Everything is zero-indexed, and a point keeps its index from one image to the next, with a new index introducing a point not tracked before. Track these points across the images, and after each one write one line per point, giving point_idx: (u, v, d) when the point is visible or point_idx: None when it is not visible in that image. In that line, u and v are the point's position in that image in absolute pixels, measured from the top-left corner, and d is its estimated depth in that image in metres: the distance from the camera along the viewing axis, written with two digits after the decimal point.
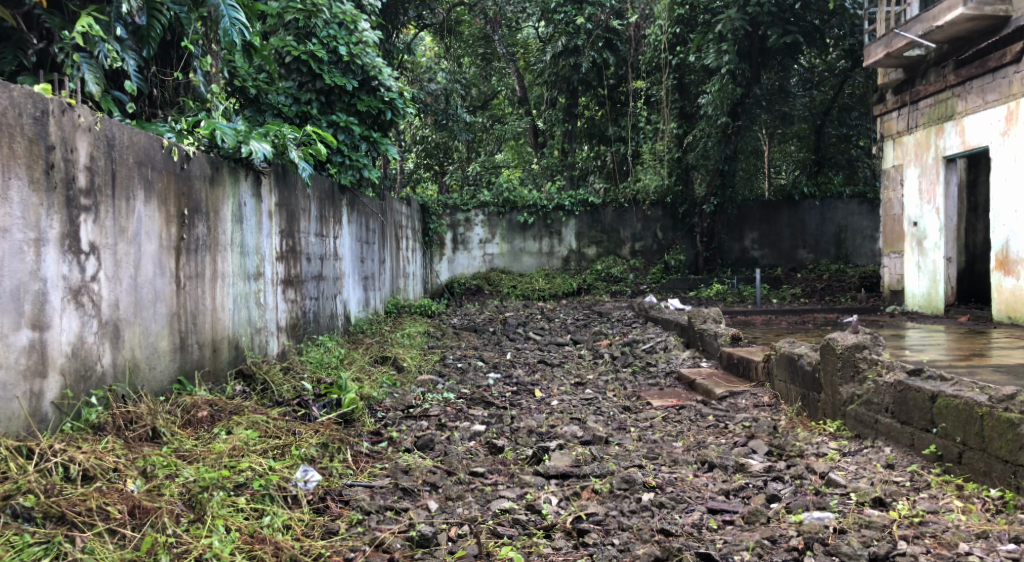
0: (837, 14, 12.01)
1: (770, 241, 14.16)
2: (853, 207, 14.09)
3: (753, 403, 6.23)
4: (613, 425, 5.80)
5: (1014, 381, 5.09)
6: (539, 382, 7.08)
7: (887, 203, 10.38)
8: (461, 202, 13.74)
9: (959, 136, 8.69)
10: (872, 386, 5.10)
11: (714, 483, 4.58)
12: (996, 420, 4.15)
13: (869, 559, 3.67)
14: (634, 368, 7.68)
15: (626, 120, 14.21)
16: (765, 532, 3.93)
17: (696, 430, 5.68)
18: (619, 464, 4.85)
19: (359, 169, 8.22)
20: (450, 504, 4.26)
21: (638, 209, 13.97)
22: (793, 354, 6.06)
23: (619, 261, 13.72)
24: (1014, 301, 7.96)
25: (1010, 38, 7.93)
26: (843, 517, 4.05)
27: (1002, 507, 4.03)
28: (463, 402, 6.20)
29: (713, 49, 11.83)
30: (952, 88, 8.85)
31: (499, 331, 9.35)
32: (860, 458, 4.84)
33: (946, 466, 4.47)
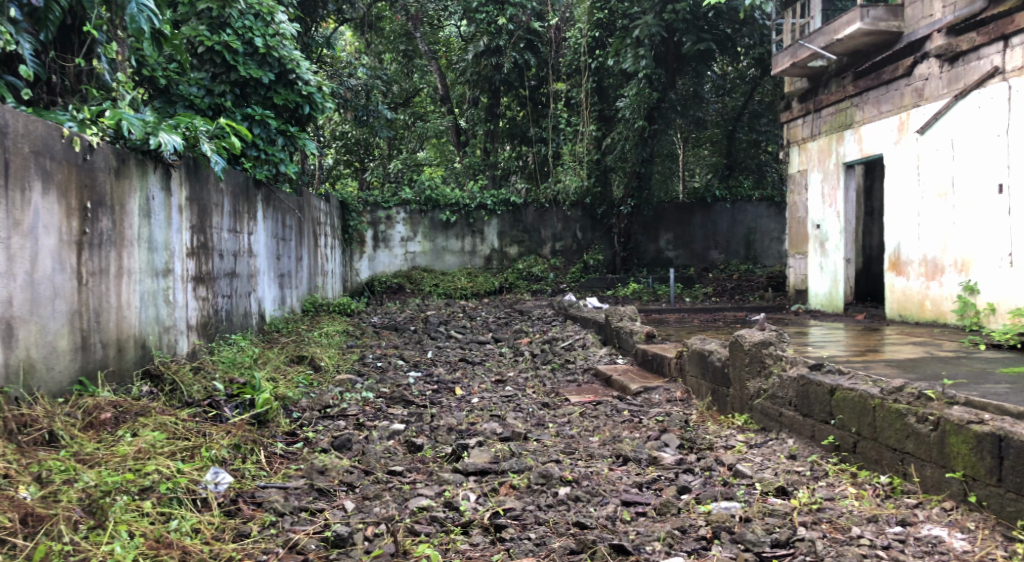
0: (747, 24, 12.44)
1: (684, 241, 14.56)
2: (761, 209, 14.61)
3: (666, 398, 6.43)
4: (533, 422, 5.89)
5: (904, 373, 5.36)
6: (460, 380, 7.13)
7: (792, 207, 10.81)
8: (382, 200, 13.59)
9: (857, 142, 9.13)
10: (777, 380, 5.34)
11: (628, 475, 4.71)
12: (886, 411, 4.38)
13: (773, 544, 3.83)
14: (553, 365, 7.81)
15: (546, 122, 14.33)
16: (675, 522, 4.07)
17: (612, 425, 5.83)
18: (537, 459, 4.94)
19: (275, 164, 8.11)
20: (367, 503, 4.27)
21: (559, 209, 14.14)
22: (704, 349, 6.28)
23: (540, 260, 13.86)
24: (904, 300, 8.41)
25: (904, 52, 8.38)
26: (748, 506, 4.21)
27: (890, 492, 4.27)
28: (382, 401, 6.19)
29: (631, 54, 12.14)
30: (851, 98, 9.28)
31: (420, 330, 9.35)
32: (765, 449, 5.06)
33: (843, 456, 4.71)
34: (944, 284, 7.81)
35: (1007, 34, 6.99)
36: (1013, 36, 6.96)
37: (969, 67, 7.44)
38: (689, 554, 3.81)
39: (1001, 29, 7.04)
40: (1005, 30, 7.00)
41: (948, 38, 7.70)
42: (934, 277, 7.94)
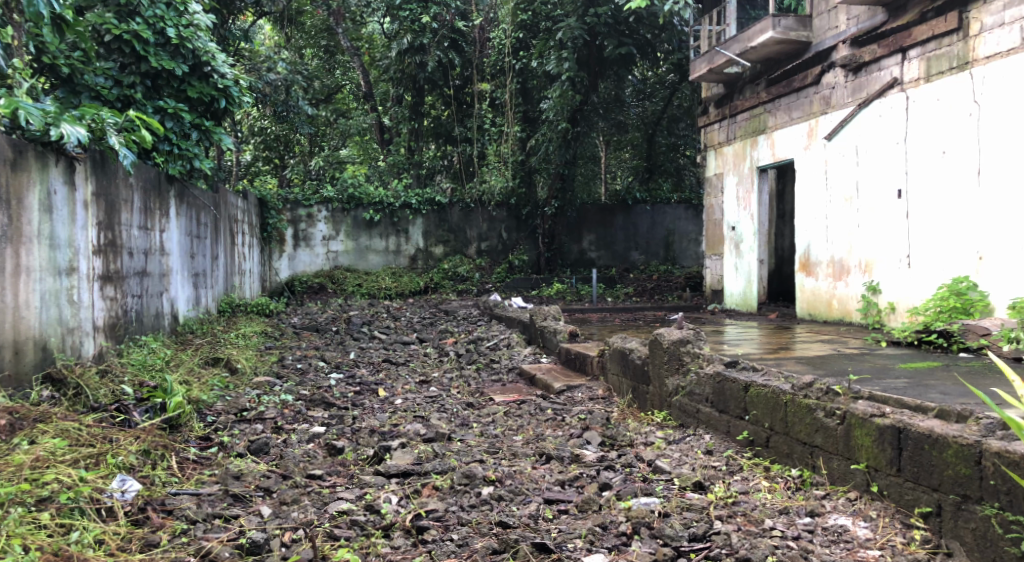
0: (667, 30, 12.60)
1: (606, 242, 14.77)
2: (679, 211, 14.99)
3: (589, 396, 6.50)
4: (457, 422, 5.87)
5: (813, 370, 5.54)
6: (383, 381, 7.05)
7: (709, 209, 11.08)
8: (303, 197, 13.30)
9: (769, 147, 9.42)
10: (694, 377, 5.46)
11: (551, 473, 4.74)
12: (797, 406, 4.52)
13: (690, 538, 3.89)
14: (478, 365, 7.81)
15: (471, 121, 14.26)
16: (596, 518, 4.11)
17: (535, 423, 5.86)
18: (461, 459, 4.92)
19: (189, 159, 7.91)
20: (285, 509, 4.17)
21: (484, 209, 14.14)
22: (624, 347, 6.38)
23: (465, 260, 13.82)
24: (814, 299, 8.72)
25: (812, 61, 8.69)
26: (667, 501, 4.28)
27: (800, 485, 4.40)
28: (302, 404, 6.06)
29: (554, 56, 12.23)
30: (764, 104, 9.57)
31: (343, 331, 9.20)
32: (683, 445, 5.16)
33: (756, 450, 4.84)
34: (850, 283, 8.11)
35: (905, 47, 7.32)
36: (911, 49, 7.28)
37: (871, 77, 7.77)
38: (609, 551, 3.84)
39: (899, 41, 7.36)
40: (903, 43, 7.32)
41: (851, 49, 8.01)
42: (841, 277, 8.25)
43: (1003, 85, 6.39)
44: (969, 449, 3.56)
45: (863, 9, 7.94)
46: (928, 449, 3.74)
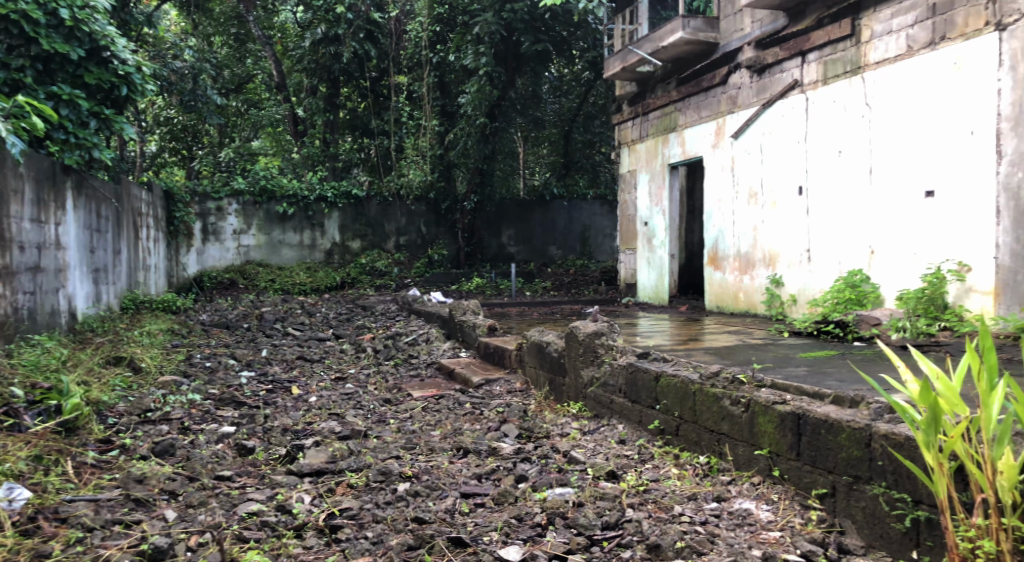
0: (582, 28, 12.92)
1: (524, 237, 14.88)
2: (595, 208, 15.27)
3: (507, 389, 6.57)
4: (373, 419, 5.83)
5: (719, 360, 5.72)
6: (297, 379, 6.93)
7: (623, 204, 11.29)
8: (212, 190, 12.73)
9: (680, 145, 9.67)
10: (608, 368, 5.57)
11: (468, 467, 4.77)
12: (705, 395, 4.67)
13: (603, 527, 3.96)
14: (396, 361, 7.76)
15: (388, 114, 14.16)
16: (512, 510, 4.15)
17: (453, 418, 5.87)
18: (377, 456, 4.90)
19: (88, 149, 7.52)
20: (191, 512, 4.07)
21: (402, 203, 13.98)
22: (541, 340, 6.46)
23: (383, 255, 13.67)
24: (721, 292, 9.01)
25: (719, 62, 8.95)
26: (582, 491, 4.34)
27: (708, 471, 4.54)
28: (211, 403, 5.91)
29: (471, 50, 12.25)
30: (675, 103, 9.81)
31: (255, 328, 8.97)
32: (597, 436, 5.27)
33: (667, 438, 4.98)
34: (755, 277, 8.42)
35: (803, 50, 7.62)
36: (809, 53, 7.58)
37: (774, 78, 8.06)
38: (525, 542, 3.88)
39: (799, 45, 7.65)
40: (802, 47, 7.61)
41: (756, 51, 8.27)
42: (746, 271, 8.55)
43: (892, 89, 6.72)
44: (859, 432, 3.73)
45: (766, 13, 8.22)
46: (824, 434, 3.91)
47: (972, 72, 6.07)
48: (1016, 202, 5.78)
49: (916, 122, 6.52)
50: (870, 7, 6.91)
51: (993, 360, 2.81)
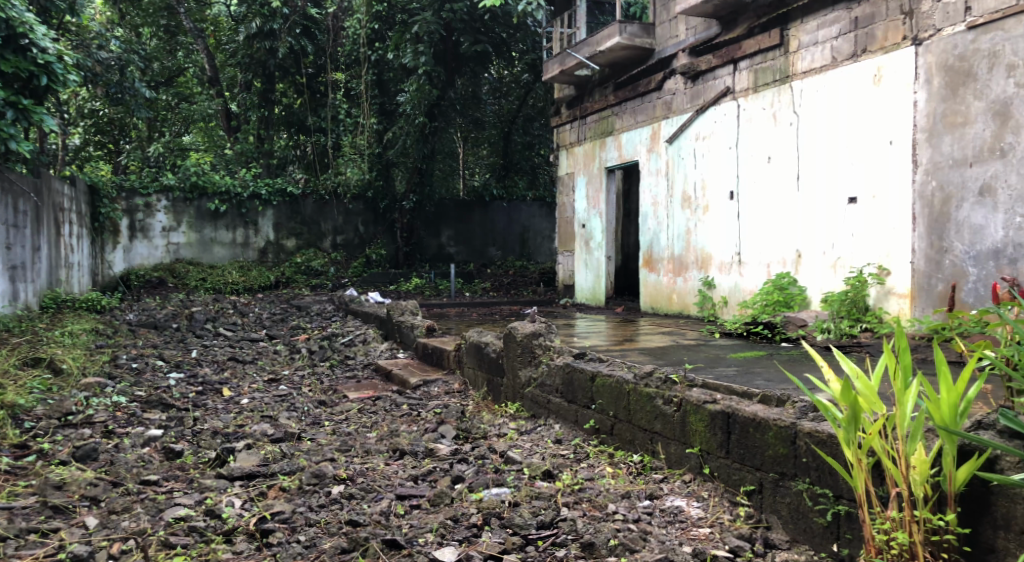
0: (521, 30, 13.08)
1: (463, 238, 14.87)
2: (534, 209, 15.44)
3: (444, 390, 6.55)
4: (307, 421, 5.76)
5: (653, 361, 5.81)
6: (228, 380, 6.79)
7: (561, 207, 11.38)
8: (140, 185, 12.37)
9: (617, 149, 9.81)
10: (545, 369, 5.61)
11: (404, 469, 4.74)
12: (638, 394, 4.74)
13: (538, 526, 3.96)
14: (331, 362, 7.67)
15: (325, 111, 13.98)
16: (448, 511, 4.12)
17: (390, 419, 5.83)
18: (311, 459, 4.84)
19: (6, 140, 7.17)
20: (114, 518, 3.96)
21: (339, 202, 13.84)
22: (480, 341, 6.46)
23: (319, 254, 13.47)
24: (656, 294, 9.17)
25: (655, 68, 9.10)
26: (518, 491, 4.35)
27: (641, 469, 4.61)
28: (137, 406, 5.75)
29: (410, 49, 12.18)
30: (612, 107, 9.94)
31: (184, 328, 8.74)
32: (534, 436, 5.30)
33: (602, 438, 5.04)
34: (688, 278, 8.59)
35: (735, 59, 7.81)
36: (741, 61, 7.77)
37: (707, 85, 8.23)
38: (460, 543, 3.85)
39: (731, 53, 7.83)
40: (734, 55, 7.80)
41: (690, 58, 8.44)
42: (679, 273, 8.72)
43: (818, 99, 6.94)
44: (785, 430, 3.82)
45: (700, 21, 8.39)
46: (753, 432, 4.00)
47: (892, 84, 6.29)
48: (931, 210, 6.03)
49: (840, 130, 6.74)
50: (797, 18, 7.12)
51: (909, 360, 2.93)
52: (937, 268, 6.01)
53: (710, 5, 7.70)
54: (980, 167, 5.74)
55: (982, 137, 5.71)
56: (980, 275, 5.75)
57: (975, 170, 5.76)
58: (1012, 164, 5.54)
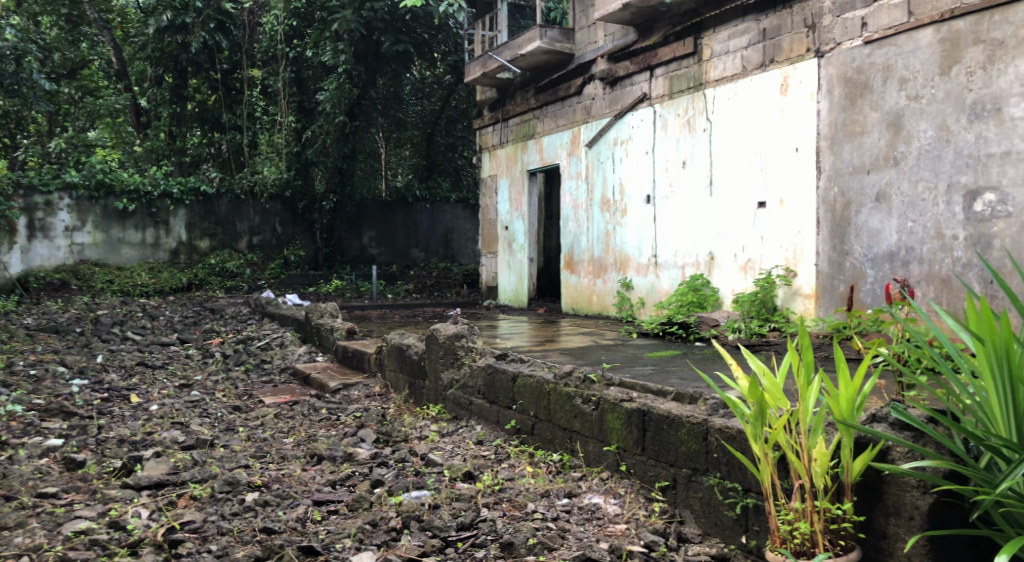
0: (443, 31, 13.38)
1: (385, 239, 14.73)
2: (457, 211, 15.40)
3: (365, 394, 6.49)
4: (220, 427, 5.61)
5: (573, 360, 5.90)
6: (136, 386, 6.57)
7: (484, 208, 11.41)
8: (40, 182, 11.65)
9: (538, 152, 9.92)
10: (467, 370, 5.63)
11: (322, 474, 4.68)
12: (558, 394, 4.81)
13: (458, 528, 3.94)
14: (247, 366, 7.51)
15: (241, 109, 13.69)
16: (367, 516, 4.08)
17: (308, 424, 5.75)
18: (224, 466, 4.73)
19: None
20: (8, 534, 3.81)
21: (255, 201, 13.44)
22: (401, 344, 6.43)
23: (235, 255, 13.07)
24: (576, 295, 9.30)
25: (574, 73, 9.22)
26: (438, 493, 4.34)
27: (560, 468, 4.67)
28: (35, 415, 5.51)
29: (330, 47, 12.05)
30: (533, 111, 10.04)
31: (88, 332, 8.38)
32: (455, 437, 5.31)
33: (523, 437, 5.09)
34: (607, 280, 8.75)
35: (651, 65, 7.99)
36: (657, 68, 7.96)
37: (625, 91, 8.39)
38: (378, 547, 3.82)
39: (647, 60, 8.01)
40: (650, 62, 7.98)
41: (608, 64, 8.59)
42: (599, 274, 8.87)
43: (729, 106, 7.16)
44: (698, 427, 3.91)
45: (617, 28, 8.55)
46: (666, 429, 4.10)
47: (797, 94, 6.55)
48: (833, 215, 6.30)
49: (749, 137, 6.97)
50: (710, 27, 7.33)
51: (811, 357, 3.06)
52: (839, 269, 6.28)
53: (627, 12, 7.87)
54: (876, 174, 6.01)
55: (878, 145, 5.99)
56: (877, 276, 6.03)
57: (872, 177, 6.03)
58: (904, 172, 5.83)
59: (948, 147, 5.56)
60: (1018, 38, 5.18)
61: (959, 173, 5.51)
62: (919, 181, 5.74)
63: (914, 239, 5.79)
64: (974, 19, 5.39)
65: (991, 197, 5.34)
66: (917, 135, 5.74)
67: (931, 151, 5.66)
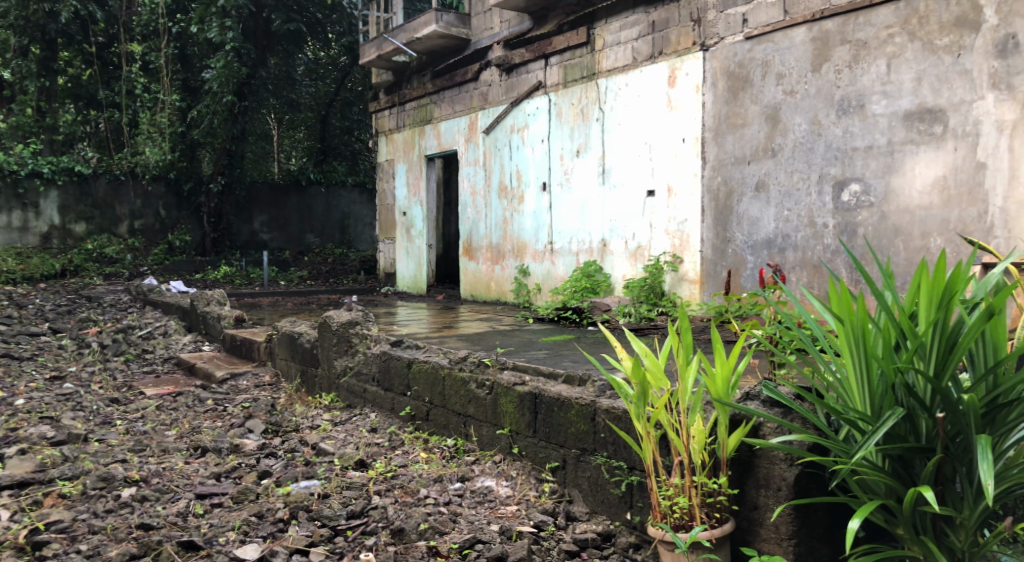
0: (337, 11, 13.13)
1: (278, 224, 14.40)
2: (354, 196, 15.33)
3: (254, 383, 6.32)
4: (95, 421, 5.37)
5: (470, 346, 5.93)
6: (0, 380, 6.18)
7: (381, 193, 11.26)
8: None
9: (436, 137, 9.87)
10: (361, 357, 5.57)
11: (206, 467, 4.54)
12: (453, 379, 4.82)
13: (348, 516, 3.91)
14: (126, 357, 7.19)
15: (118, 85, 12.98)
16: (253, 508, 3.98)
17: (192, 416, 5.56)
18: (98, 461, 4.52)
19: None
20: None
21: (136, 183, 12.92)
22: (293, 331, 6.31)
23: (114, 240, 12.49)
24: (475, 282, 9.34)
25: (470, 58, 9.21)
26: (328, 482, 4.28)
27: (454, 453, 4.69)
28: None
29: (216, 24, 11.58)
30: (430, 95, 9.97)
31: None
32: (348, 426, 5.25)
33: (417, 424, 5.08)
34: (504, 267, 8.82)
35: (546, 54, 8.06)
36: (551, 56, 8.04)
37: (520, 78, 8.44)
38: (264, 539, 3.72)
39: (542, 48, 8.07)
40: (545, 50, 8.05)
41: (504, 51, 8.61)
42: (497, 261, 8.93)
43: (621, 96, 7.31)
44: (586, 408, 4.00)
45: (513, 15, 8.58)
46: (557, 411, 4.17)
47: (684, 86, 6.75)
48: (717, 203, 6.54)
49: (639, 128, 7.15)
50: (602, 18, 7.45)
51: (690, 339, 3.17)
52: (722, 256, 6.54)
53: None
54: (756, 165, 6.28)
55: (758, 137, 6.25)
56: (755, 262, 6.31)
57: (752, 167, 6.30)
58: (781, 163, 6.11)
59: (820, 140, 5.86)
60: (879, 39, 5.50)
61: (829, 165, 5.82)
62: (794, 172, 6.03)
63: (789, 227, 6.08)
64: (842, 19, 5.68)
65: (857, 188, 5.67)
66: (793, 128, 6.02)
67: (804, 144, 5.95)
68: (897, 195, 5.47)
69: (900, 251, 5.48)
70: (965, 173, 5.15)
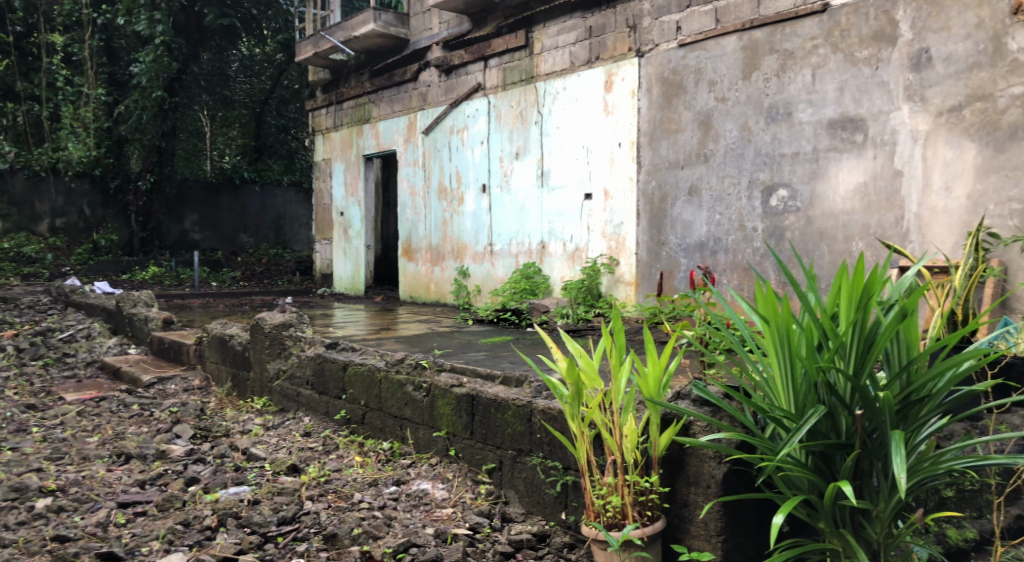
0: (272, 7, 12.99)
1: (210, 224, 14.03)
2: (290, 195, 15.06)
3: (183, 387, 6.17)
4: (11, 429, 5.17)
5: (407, 348, 5.91)
6: None
7: (318, 193, 11.10)
8: None
9: (374, 137, 9.79)
10: (295, 360, 5.49)
11: (130, 474, 4.42)
12: (389, 382, 4.79)
13: (279, 522, 3.85)
14: (46, 360, 6.93)
15: (39, 77, 12.50)
16: (178, 516, 3.88)
17: (117, 422, 5.39)
18: (12, 471, 4.37)
19: None
20: None
21: (58, 179, 12.36)
22: (224, 334, 6.19)
23: (33, 238, 11.98)
24: (414, 283, 9.29)
25: (409, 58, 9.16)
26: (258, 488, 4.21)
27: (390, 456, 4.65)
28: None
29: (145, 16, 11.30)
30: (369, 95, 9.89)
31: None
32: (281, 430, 5.18)
33: (352, 427, 5.03)
34: (444, 268, 8.80)
35: (485, 56, 8.07)
36: (490, 59, 8.05)
37: (459, 80, 8.45)
38: (190, 548, 3.64)
39: (481, 50, 8.09)
40: (484, 52, 8.06)
41: (443, 51, 8.61)
42: (436, 262, 8.90)
43: (559, 99, 7.37)
44: (522, 409, 4.02)
45: (452, 16, 8.55)
46: (493, 412, 4.18)
47: (620, 91, 6.84)
48: (652, 206, 6.65)
49: (577, 131, 7.21)
50: (540, 21, 7.49)
51: (624, 341, 3.21)
52: (656, 258, 6.65)
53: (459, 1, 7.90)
54: (688, 169, 6.40)
55: (691, 142, 6.38)
56: (688, 264, 6.43)
57: (685, 171, 6.41)
58: (713, 168, 6.24)
59: (750, 146, 6.01)
60: (804, 50, 5.67)
61: (758, 170, 5.97)
62: (725, 177, 6.16)
63: (721, 230, 6.21)
64: (770, 29, 5.84)
65: (784, 193, 5.83)
66: (724, 134, 6.16)
67: (735, 150, 6.09)
68: (821, 201, 5.64)
69: (825, 254, 5.65)
70: (884, 180, 5.34)
